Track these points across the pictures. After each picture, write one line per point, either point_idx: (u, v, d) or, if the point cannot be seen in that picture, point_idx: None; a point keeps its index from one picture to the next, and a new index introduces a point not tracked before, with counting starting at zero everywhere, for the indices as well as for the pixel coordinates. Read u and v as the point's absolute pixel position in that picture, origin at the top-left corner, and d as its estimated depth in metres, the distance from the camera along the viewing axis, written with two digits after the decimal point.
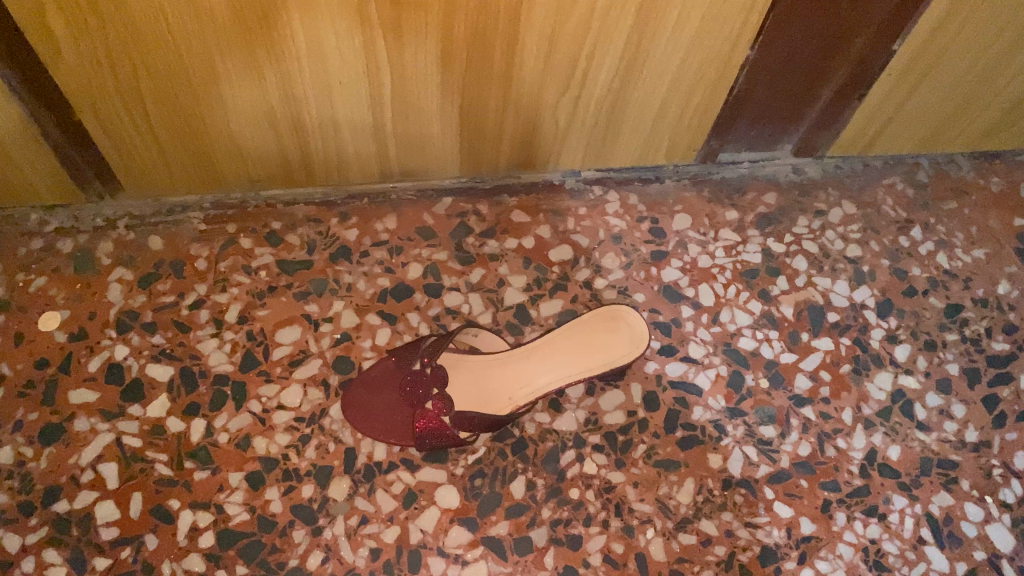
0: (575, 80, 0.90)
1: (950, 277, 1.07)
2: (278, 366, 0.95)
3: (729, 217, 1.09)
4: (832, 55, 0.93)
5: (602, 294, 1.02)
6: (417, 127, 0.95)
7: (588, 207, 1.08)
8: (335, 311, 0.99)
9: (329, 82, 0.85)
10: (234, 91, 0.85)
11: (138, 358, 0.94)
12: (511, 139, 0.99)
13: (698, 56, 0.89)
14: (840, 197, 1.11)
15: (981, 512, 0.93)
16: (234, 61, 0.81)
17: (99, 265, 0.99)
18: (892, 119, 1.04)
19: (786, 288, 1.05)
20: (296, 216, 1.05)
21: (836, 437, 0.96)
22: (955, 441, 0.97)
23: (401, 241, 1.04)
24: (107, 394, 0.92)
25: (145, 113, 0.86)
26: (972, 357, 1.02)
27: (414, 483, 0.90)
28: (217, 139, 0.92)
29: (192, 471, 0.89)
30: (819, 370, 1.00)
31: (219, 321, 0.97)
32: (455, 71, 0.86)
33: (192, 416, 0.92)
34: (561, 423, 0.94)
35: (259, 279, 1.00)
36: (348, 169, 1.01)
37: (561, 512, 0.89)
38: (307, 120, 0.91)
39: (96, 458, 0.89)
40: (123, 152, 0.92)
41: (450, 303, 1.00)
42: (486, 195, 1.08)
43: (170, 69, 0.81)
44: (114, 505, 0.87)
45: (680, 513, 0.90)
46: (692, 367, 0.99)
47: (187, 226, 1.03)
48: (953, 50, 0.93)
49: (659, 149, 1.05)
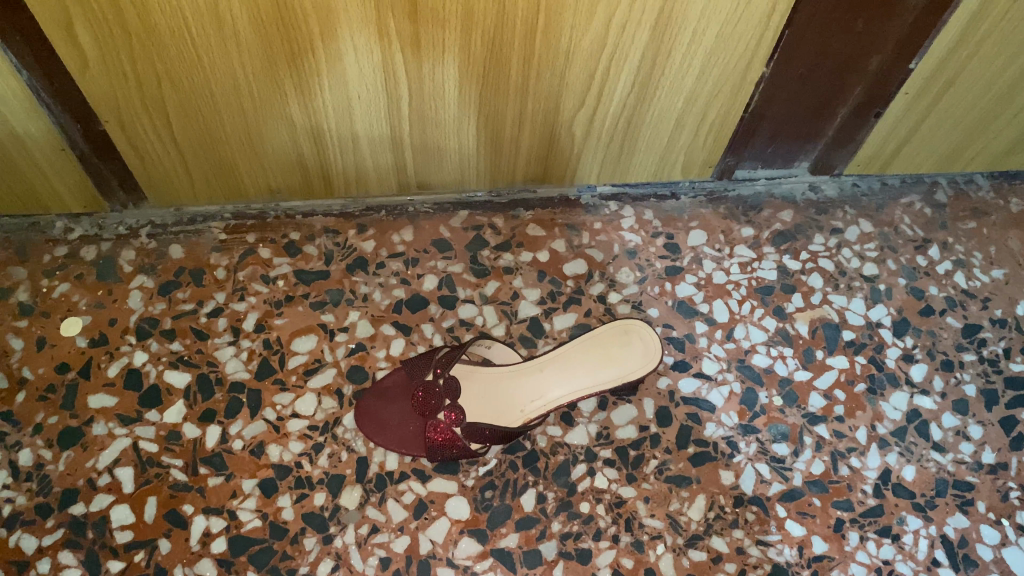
0: (592, 95, 0.91)
1: (968, 296, 1.06)
2: (294, 374, 0.96)
3: (745, 233, 1.09)
4: (848, 73, 0.93)
5: (616, 309, 1.02)
6: (434, 140, 0.96)
7: (603, 222, 1.09)
8: (350, 321, 1.00)
9: (350, 96, 0.87)
10: (255, 103, 0.86)
11: (157, 364, 0.96)
12: (527, 154, 1.00)
13: (714, 72, 0.89)
14: (857, 216, 1.11)
15: (998, 535, 0.91)
16: (255, 75, 0.82)
17: (121, 273, 1.01)
18: (909, 138, 1.04)
19: (802, 305, 1.04)
20: (314, 227, 1.06)
21: (850, 456, 0.95)
22: (972, 463, 0.96)
23: (418, 253, 1.05)
24: (126, 399, 0.94)
25: (168, 125, 0.88)
26: (990, 378, 1.01)
27: (425, 493, 0.90)
28: (237, 150, 0.93)
29: (206, 476, 0.90)
30: (833, 388, 0.99)
31: (237, 330, 0.98)
32: (472, 86, 0.88)
33: (207, 422, 0.93)
34: (572, 437, 0.94)
35: (277, 288, 1.01)
36: (367, 181, 1.02)
37: (571, 526, 0.89)
38: (327, 132, 0.92)
39: (113, 463, 0.90)
40: (147, 162, 0.94)
41: (464, 315, 1.01)
42: (502, 209, 1.09)
43: (193, 81, 0.82)
44: (129, 509, 0.88)
45: (691, 530, 0.90)
46: (705, 383, 0.98)
47: (208, 236, 1.04)
48: (970, 70, 0.92)
49: (674, 167, 1.06)
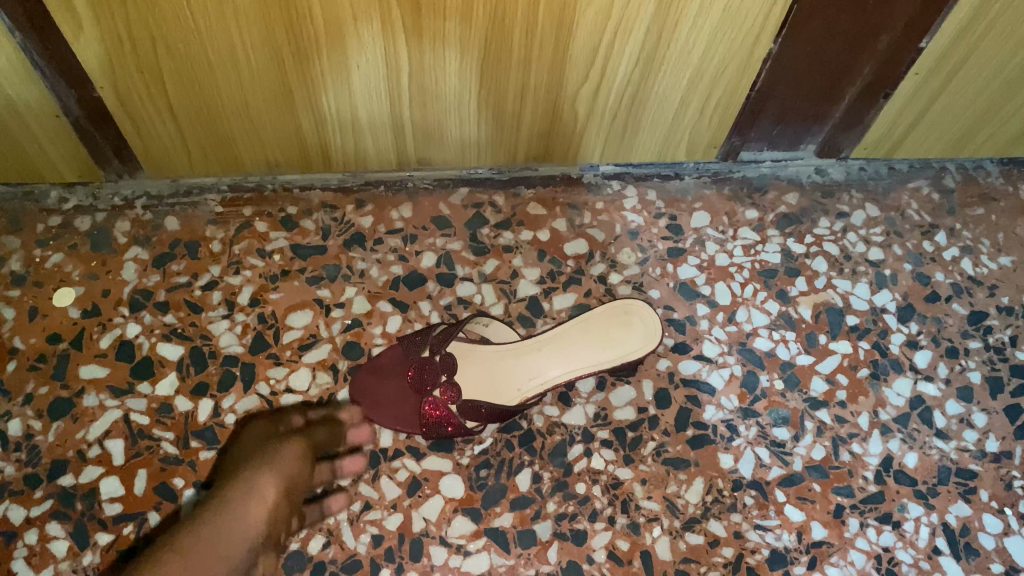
0: (596, 70, 0.89)
1: (975, 283, 1.04)
2: (288, 349, 0.95)
3: (749, 216, 1.07)
4: (857, 53, 0.91)
5: (616, 290, 1.01)
6: (435, 114, 0.94)
7: (605, 202, 1.07)
8: (347, 297, 0.98)
9: (349, 67, 0.85)
10: (252, 71, 0.84)
11: (150, 336, 0.95)
12: (530, 131, 0.98)
13: (721, 47, 0.87)
14: (863, 200, 1.09)
15: (1000, 524, 0.90)
16: (253, 42, 0.81)
17: (115, 244, 1.00)
18: (918, 122, 1.02)
19: (805, 289, 1.03)
20: (311, 202, 1.04)
21: (851, 441, 0.94)
22: (975, 451, 0.94)
23: (416, 229, 1.03)
24: (118, 371, 0.93)
25: (164, 93, 0.87)
26: (995, 365, 0.99)
27: (419, 471, 0.89)
28: (234, 119, 0.91)
29: (197, 450, 0.89)
30: (836, 373, 0.98)
31: (231, 303, 0.97)
32: (474, 58, 0.86)
33: (200, 395, 0.92)
34: (569, 417, 0.93)
35: (272, 262, 1.00)
36: (366, 156, 1.00)
37: (566, 507, 0.88)
38: (325, 104, 0.90)
39: (103, 435, 0.89)
40: (142, 131, 0.92)
41: (462, 293, 0.99)
42: (503, 186, 1.07)
43: (190, 47, 0.81)
44: (119, 482, 0.87)
45: (688, 513, 0.89)
46: (705, 365, 0.97)
47: (204, 209, 1.02)
48: (983, 50, 0.90)
49: (678, 147, 1.04)
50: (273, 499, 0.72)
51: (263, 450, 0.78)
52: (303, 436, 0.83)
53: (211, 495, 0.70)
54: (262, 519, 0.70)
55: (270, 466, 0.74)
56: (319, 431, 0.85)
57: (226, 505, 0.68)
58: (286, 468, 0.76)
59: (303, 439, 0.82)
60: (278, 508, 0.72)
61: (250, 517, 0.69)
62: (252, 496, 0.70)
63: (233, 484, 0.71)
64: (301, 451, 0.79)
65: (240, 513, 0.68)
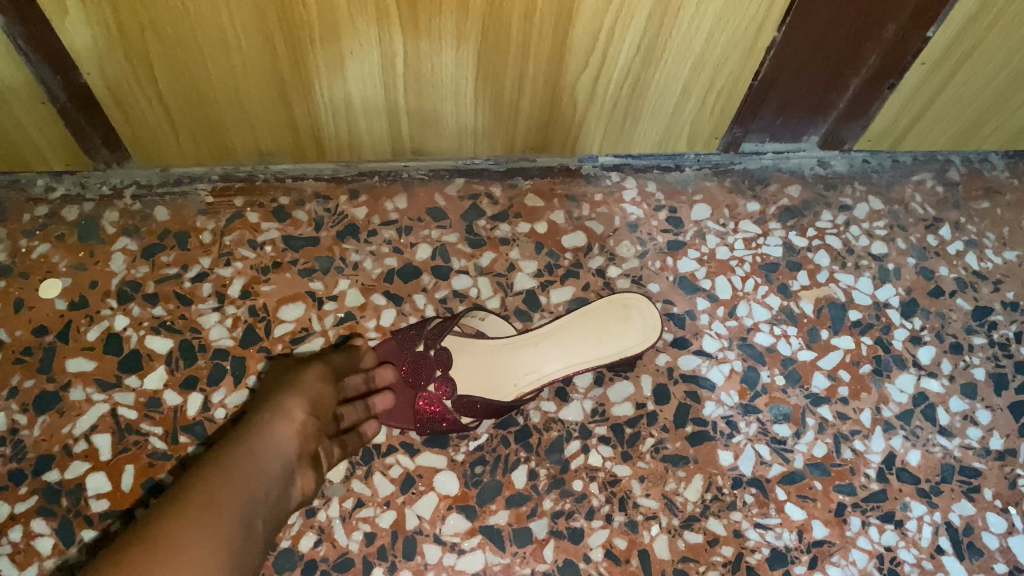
0: (596, 58, 0.86)
1: (979, 278, 1.02)
2: (280, 343, 0.93)
3: (750, 208, 1.05)
4: (862, 41, 0.89)
5: (615, 283, 0.99)
6: (431, 103, 0.91)
7: (604, 193, 1.05)
8: (340, 289, 0.96)
9: (342, 52, 0.82)
10: (243, 56, 0.82)
11: (138, 329, 0.93)
12: (528, 121, 0.96)
13: (724, 34, 0.85)
14: (867, 193, 1.07)
15: (1004, 523, 0.89)
16: (243, 26, 0.78)
17: (103, 234, 0.97)
18: (923, 113, 1.00)
19: (807, 283, 1.01)
20: (304, 192, 1.01)
21: (853, 438, 0.92)
22: (979, 449, 0.93)
23: (411, 221, 1.01)
24: (105, 364, 0.91)
25: (152, 79, 0.84)
26: (1000, 362, 0.98)
27: (413, 467, 0.87)
28: (225, 107, 0.89)
29: (186, 445, 0.87)
30: (838, 369, 0.96)
31: (222, 296, 0.95)
32: (471, 44, 0.83)
33: (189, 390, 0.90)
34: (566, 413, 0.91)
35: (264, 254, 0.98)
36: (360, 146, 0.97)
37: (563, 504, 0.87)
38: (318, 92, 0.88)
39: (90, 429, 0.88)
40: (130, 119, 0.90)
41: (458, 286, 0.97)
42: (500, 177, 1.04)
43: (179, 31, 0.78)
44: (106, 478, 0.86)
45: (687, 511, 0.87)
46: (705, 361, 0.95)
47: (194, 199, 1.00)
48: (992, 37, 0.88)
49: (679, 138, 1.01)
50: (300, 419, 0.76)
51: (285, 379, 0.82)
52: (320, 361, 0.85)
53: (248, 419, 0.76)
54: (293, 440, 0.74)
55: (293, 390, 0.79)
56: (335, 357, 0.87)
57: (262, 427, 0.73)
58: (307, 392, 0.79)
59: (320, 364, 0.84)
60: (306, 428, 0.77)
61: (285, 436, 0.74)
62: (282, 419, 0.75)
63: (265, 408, 0.76)
64: (321, 374, 0.83)
65: (276, 433, 0.73)
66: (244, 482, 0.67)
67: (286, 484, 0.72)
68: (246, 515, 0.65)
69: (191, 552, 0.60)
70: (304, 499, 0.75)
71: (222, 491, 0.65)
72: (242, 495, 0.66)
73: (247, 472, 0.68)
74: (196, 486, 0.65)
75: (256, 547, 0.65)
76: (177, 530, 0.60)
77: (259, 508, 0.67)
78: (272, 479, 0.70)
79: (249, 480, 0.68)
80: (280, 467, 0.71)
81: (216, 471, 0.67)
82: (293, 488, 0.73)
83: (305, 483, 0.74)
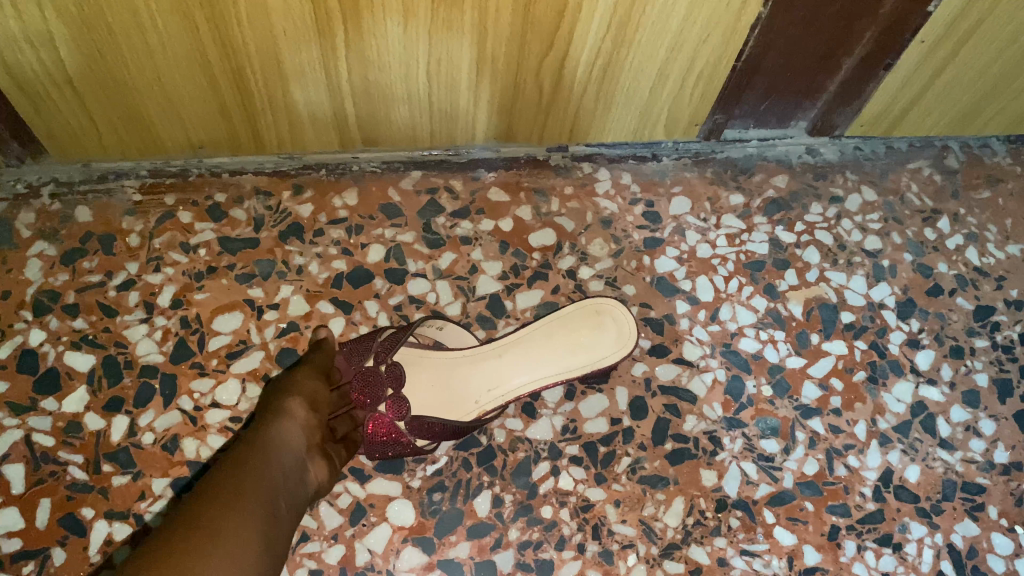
0: (561, 36, 0.77)
1: (981, 275, 0.95)
2: (215, 358, 0.84)
3: (733, 201, 0.97)
4: (856, 17, 0.80)
5: (587, 286, 0.90)
6: (380, 90, 0.82)
7: (575, 186, 0.96)
8: (282, 297, 0.87)
9: (273, 31, 0.72)
10: (163, 40, 0.72)
11: (56, 345, 0.83)
12: (489, 107, 0.86)
13: (704, 10, 0.76)
14: (859, 182, 0.99)
15: (1010, 544, 0.82)
16: (157, 4, 0.68)
17: (17, 239, 0.87)
18: (921, 96, 0.91)
19: (795, 283, 0.93)
20: (243, 188, 0.92)
21: (847, 454, 0.85)
22: (983, 463, 0.85)
23: (362, 219, 0.92)
24: (19, 385, 0.81)
25: (61, 64, 0.74)
26: (1003, 366, 0.90)
27: (363, 496, 0.79)
28: (148, 97, 0.79)
29: (110, 475, 0.78)
30: (830, 377, 0.88)
31: (151, 306, 0.86)
32: (420, 24, 0.74)
33: (114, 412, 0.81)
34: (534, 431, 0.83)
35: (198, 258, 0.88)
36: (303, 137, 0.87)
37: (530, 534, 0.78)
38: (251, 80, 0.78)
39: (0, 458, 0.78)
40: (42, 111, 0.79)
41: (415, 291, 0.89)
42: (460, 169, 0.95)
43: (85, 11, 0.68)
44: (19, 513, 0.76)
45: (667, 538, 0.79)
46: (685, 370, 0.87)
47: (120, 197, 0.90)
48: (999, 12, 0.80)
49: (656, 126, 0.92)
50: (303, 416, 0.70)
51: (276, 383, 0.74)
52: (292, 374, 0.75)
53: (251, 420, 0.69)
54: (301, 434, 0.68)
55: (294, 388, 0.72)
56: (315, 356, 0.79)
57: (268, 424, 0.67)
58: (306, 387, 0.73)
59: (307, 366, 0.77)
60: (310, 424, 0.70)
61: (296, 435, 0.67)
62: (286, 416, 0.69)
63: (265, 409, 0.70)
64: (310, 373, 0.76)
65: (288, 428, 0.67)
66: (266, 472, 0.61)
67: (300, 475, 0.66)
68: (273, 502, 0.59)
69: (231, 538, 0.54)
70: (318, 490, 0.69)
71: (247, 479, 0.59)
72: (266, 482, 0.60)
73: (266, 460, 0.62)
74: (221, 479, 0.59)
75: (284, 530, 0.60)
76: (213, 517, 0.54)
77: (282, 493, 0.61)
78: (288, 468, 0.64)
79: (269, 467, 0.62)
80: (293, 460, 0.65)
81: (235, 463, 0.61)
82: (305, 479, 0.66)
83: (317, 473, 0.69)
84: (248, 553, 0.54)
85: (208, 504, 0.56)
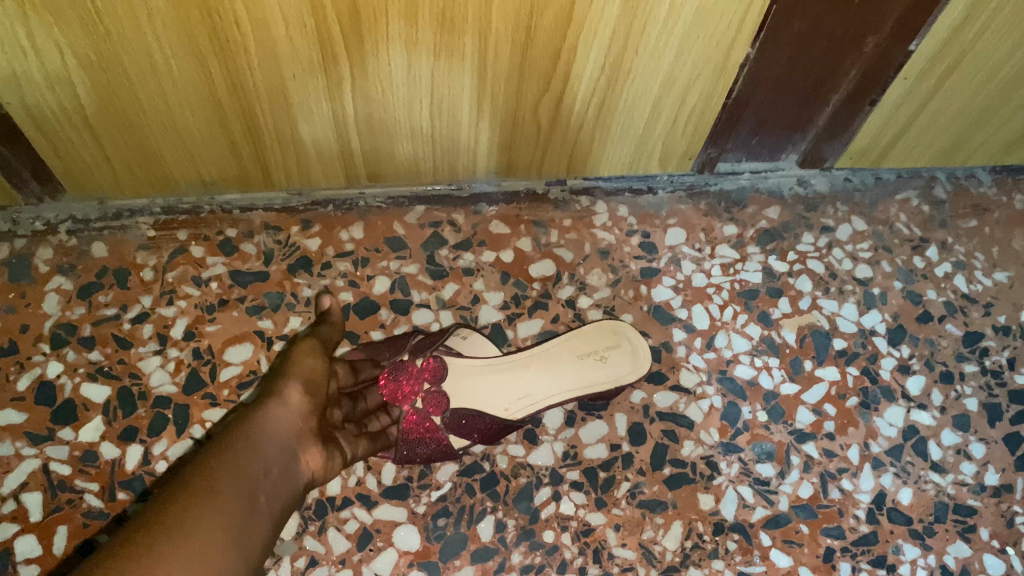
0: (558, 75, 0.81)
1: (969, 301, 0.98)
2: (226, 388, 0.87)
3: (727, 232, 1.00)
4: (843, 55, 0.83)
5: (586, 315, 0.93)
6: (384, 127, 0.85)
7: (573, 218, 0.99)
8: (291, 328, 0.90)
9: (282, 74, 0.76)
10: (177, 83, 0.76)
11: (73, 376, 0.86)
12: (489, 143, 0.90)
13: (694, 49, 0.79)
14: (849, 213, 1.02)
15: (1002, 564, 0.84)
16: (172, 50, 0.72)
17: (36, 273, 0.91)
18: (907, 129, 0.94)
19: (789, 311, 0.95)
20: (253, 223, 0.95)
21: (840, 477, 0.87)
22: (974, 485, 0.88)
23: (368, 252, 0.95)
24: (36, 416, 0.84)
25: (79, 106, 0.77)
26: (992, 391, 0.93)
27: (370, 521, 0.81)
28: (161, 136, 0.82)
29: (125, 502, 0.81)
30: (823, 403, 0.90)
31: (164, 338, 0.89)
32: (422, 65, 0.77)
33: (128, 441, 0.84)
34: (535, 457, 0.85)
35: (209, 291, 0.91)
36: (310, 172, 0.90)
37: (533, 557, 0.81)
38: (261, 119, 0.81)
39: (18, 487, 0.81)
40: (59, 150, 0.83)
41: (419, 321, 0.91)
42: (462, 204, 0.98)
43: (103, 57, 0.72)
44: (36, 540, 0.79)
45: (666, 561, 0.82)
46: (683, 398, 0.89)
47: (135, 233, 0.93)
48: (978, 51, 0.83)
49: (651, 159, 0.95)
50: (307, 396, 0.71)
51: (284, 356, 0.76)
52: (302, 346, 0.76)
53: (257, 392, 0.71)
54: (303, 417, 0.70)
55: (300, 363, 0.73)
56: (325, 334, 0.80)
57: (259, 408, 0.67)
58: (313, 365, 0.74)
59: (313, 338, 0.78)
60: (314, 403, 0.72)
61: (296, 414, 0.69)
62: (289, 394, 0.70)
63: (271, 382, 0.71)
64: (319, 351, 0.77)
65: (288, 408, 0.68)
66: (255, 460, 0.63)
67: (294, 459, 0.68)
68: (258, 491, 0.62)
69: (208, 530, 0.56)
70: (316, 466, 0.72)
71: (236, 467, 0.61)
72: (251, 474, 0.62)
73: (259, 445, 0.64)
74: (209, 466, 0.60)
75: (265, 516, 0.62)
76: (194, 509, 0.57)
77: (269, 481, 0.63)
78: (275, 456, 0.65)
79: (261, 454, 0.64)
80: (289, 443, 0.67)
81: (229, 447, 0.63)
82: (301, 461, 0.69)
83: (312, 457, 0.70)
84: (219, 553, 0.56)
85: (192, 496, 0.58)
